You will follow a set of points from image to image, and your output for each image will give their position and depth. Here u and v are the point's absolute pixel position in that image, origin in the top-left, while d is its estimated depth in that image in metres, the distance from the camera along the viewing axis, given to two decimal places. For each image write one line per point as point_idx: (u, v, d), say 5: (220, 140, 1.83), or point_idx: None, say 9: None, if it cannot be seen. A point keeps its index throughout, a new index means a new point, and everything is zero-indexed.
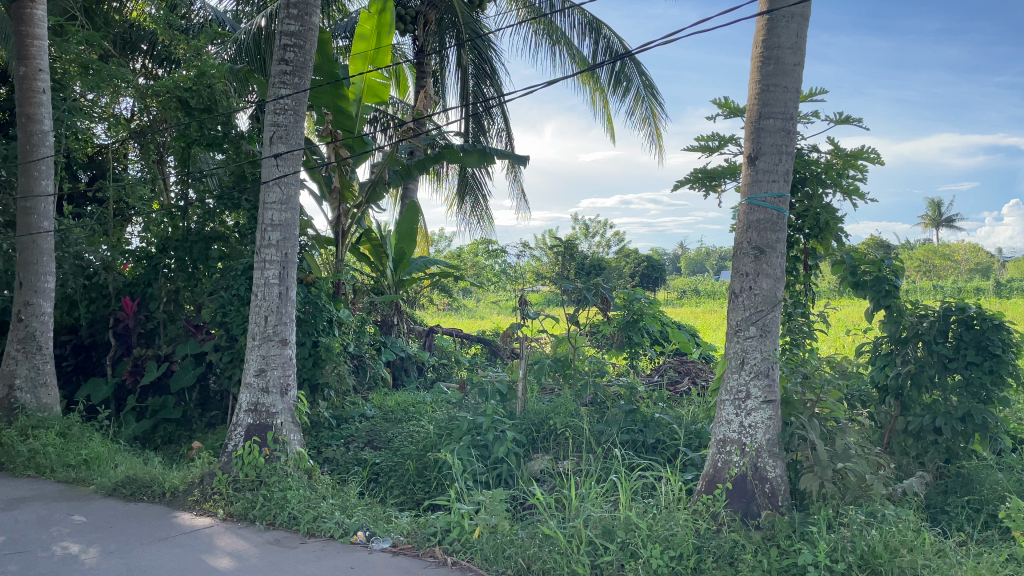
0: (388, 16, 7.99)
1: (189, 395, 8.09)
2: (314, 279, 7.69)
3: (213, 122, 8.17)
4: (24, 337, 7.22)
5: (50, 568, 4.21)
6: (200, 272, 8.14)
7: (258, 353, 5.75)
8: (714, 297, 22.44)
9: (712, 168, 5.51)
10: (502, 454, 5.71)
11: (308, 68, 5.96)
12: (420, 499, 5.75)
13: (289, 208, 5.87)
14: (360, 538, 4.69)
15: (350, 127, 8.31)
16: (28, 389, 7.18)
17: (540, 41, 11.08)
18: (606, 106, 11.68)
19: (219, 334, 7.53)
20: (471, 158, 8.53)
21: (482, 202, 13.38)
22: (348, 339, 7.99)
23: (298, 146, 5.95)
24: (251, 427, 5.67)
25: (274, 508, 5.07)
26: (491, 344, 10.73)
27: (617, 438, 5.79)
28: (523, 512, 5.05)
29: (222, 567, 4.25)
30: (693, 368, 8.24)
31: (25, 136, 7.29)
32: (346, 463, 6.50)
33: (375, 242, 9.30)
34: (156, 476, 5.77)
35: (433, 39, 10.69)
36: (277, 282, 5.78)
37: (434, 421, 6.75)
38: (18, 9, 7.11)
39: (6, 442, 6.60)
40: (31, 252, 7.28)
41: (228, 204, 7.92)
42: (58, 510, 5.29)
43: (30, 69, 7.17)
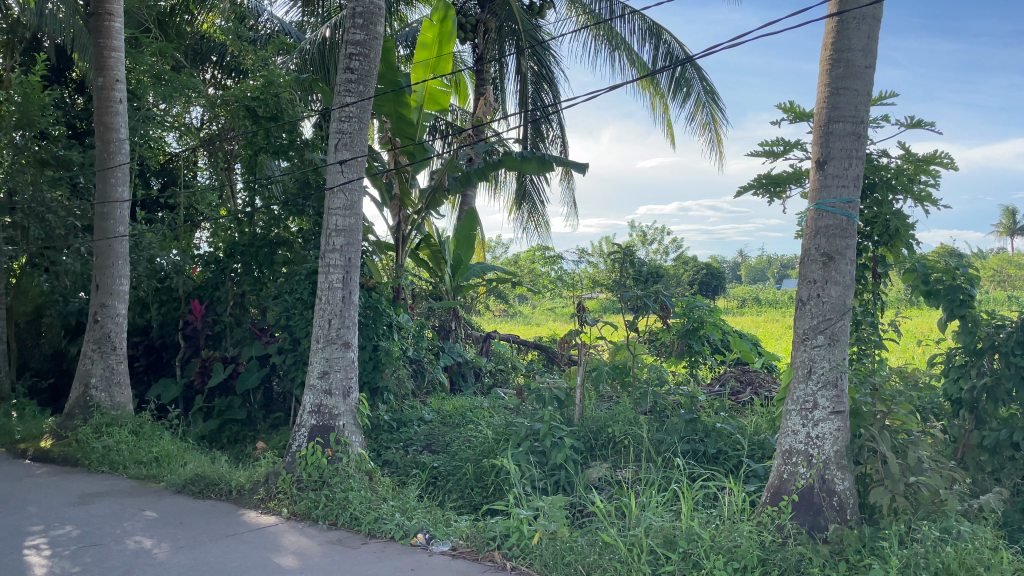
0: (450, 24, 8.09)
1: (254, 396, 8.30)
2: (375, 284, 7.82)
3: (279, 130, 8.45)
4: (100, 338, 7.48)
5: (124, 562, 4.35)
6: (266, 276, 8.37)
7: (322, 356, 5.86)
8: (777, 307, 22.00)
9: (776, 174, 5.41)
10: (560, 461, 5.69)
11: (372, 76, 6.06)
12: (479, 504, 5.78)
13: (353, 214, 5.96)
14: (420, 541, 4.73)
15: (411, 133, 8.44)
16: (102, 388, 7.43)
17: (599, 47, 11.08)
18: (666, 112, 11.58)
19: (283, 338, 7.70)
20: (530, 164, 8.54)
21: (539, 209, 13.42)
22: (407, 343, 8.07)
23: (362, 154, 6.01)
24: (314, 428, 5.78)
25: (337, 508, 5.15)
26: (548, 350, 10.72)
27: (678, 447, 5.71)
28: (581, 519, 5.02)
29: (287, 565, 4.32)
30: (756, 378, 8.09)
31: (103, 144, 7.58)
32: (405, 466, 6.57)
33: (434, 248, 9.44)
34: (223, 474, 5.93)
35: (492, 47, 10.81)
36: (340, 286, 5.89)
37: (492, 427, 6.76)
38: (98, 22, 7.41)
39: (83, 440, 6.85)
40: (107, 256, 7.56)
41: (292, 211, 8.18)
42: (130, 506, 5.47)
43: (108, 80, 7.47)
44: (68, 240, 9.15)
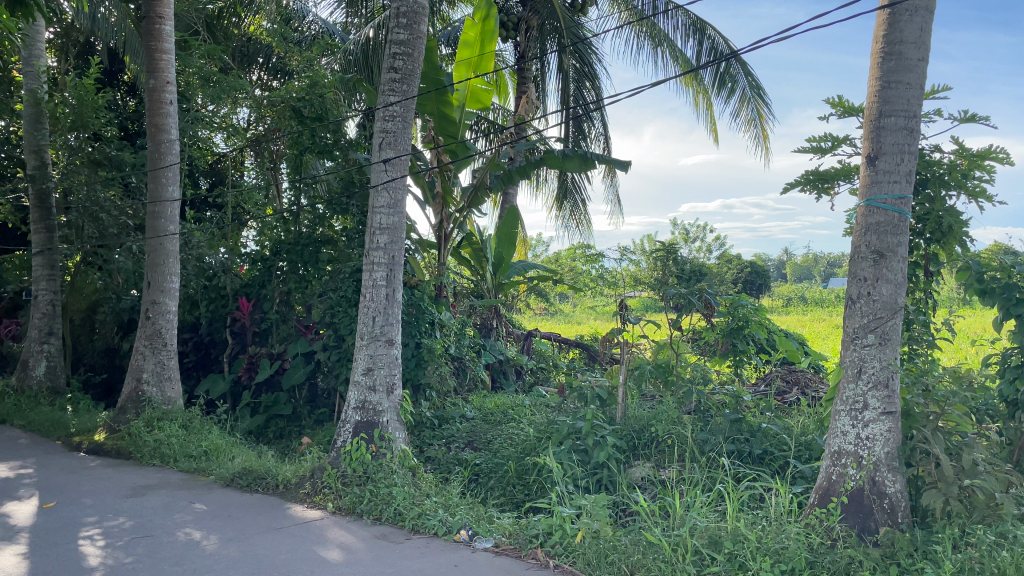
0: (492, 23, 8.09)
1: (299, 392, 8.44)
2: (418, 282, 7.88)
3: (324, 131, 8.59)
4: (151, 334, 7.66)
5: (175, 553, 4.44)
6: (311, 274, 8.49)
7: (366, 353, 5.92)
8: (824, 305, 21.61)
9: (824, 169, 5.32)
10: (603, 460, 5.66)
11: (415, 75, 6.10)
12: (521, 502, 5.79)
13: (396, 212, 6.01)
14: (463, 537, 4.75)
15: (454, 132, 8.47)
16: (154, 383, 7.62)
17: (642, 44, 11.01)
18: (710, 108, 11.45)
19: (328, 335, 7.80)
20: (572, 162, 8.52)
21: (580, 207, 13.39)
22: (448, 341, 8.12)
23: (406, 152, 6.09)
24: (359, 424, 5.85)
25: (381, 503, 5.20)
26: (589, 349, 10.68)
27: (723, 447, 5.65)
28: (624, 519, 5.00)
29: (333, 559, 4.38)
30: (802, 378, 7.96)
31: (155, 145, 7.76)
32: (448, 463, 6.61)
33: (476, 246, 9.49)
34: (270, 468, 6.03)
35: (534, 44, 10.82)
36: (384, 284, 5.94)
37: (533, 424, 6.76)
38: (149, 25, 7.57)
39: (135, 434, 7.03)
40: (158, 254, 7.73)
41: (337, 209, 8.31)
42: (181, 498, 5.60)
43: (159, 82, 7.64)
44: (121, 238, 9.42)
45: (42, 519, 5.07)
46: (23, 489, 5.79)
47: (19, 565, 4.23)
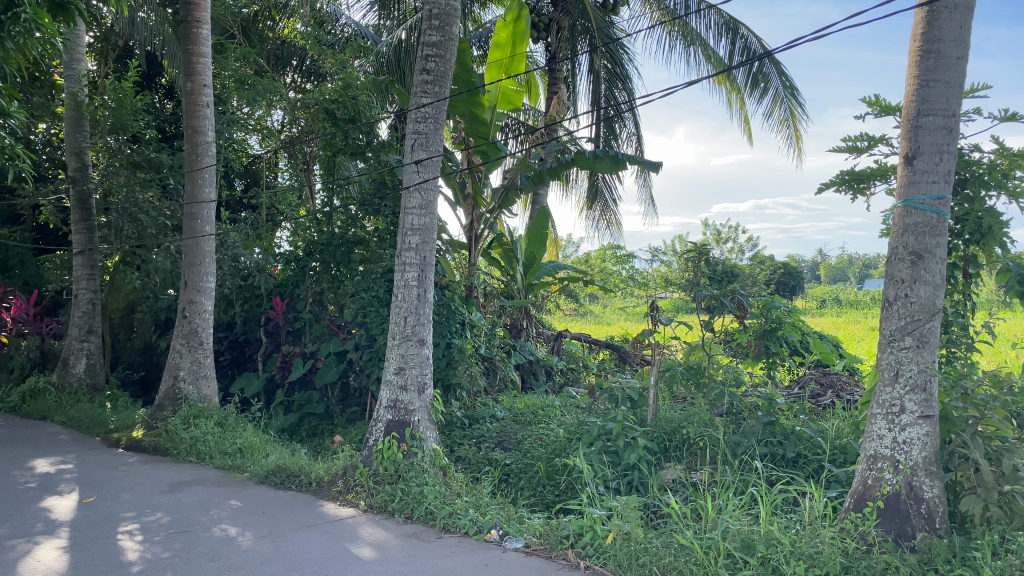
0: (523, 24, 8.07)
1: (332, 391, 8.54)
2: (448, 282, 7.92)
3: (357, 132, 8.68)
4: (188, 332, 7.79)
5: (210, 549, 4.52)
6: (343, 274, 8.59)
7: (398, 353, 5.97)
8: (860, 307, 21.29)
9: (860, 169, 5.24)
10: (634, 462, 5.64)
11: (447, 76, 6.14)
12: (551, 502, 5.80)
13: (428, 213, 6.04)
14: (494, 537, 4.77)
15: (485, 133, 8.48)
16: (190, 381, 7.75)
17: (674, 43, 10.95)
18: (743, 107, 11.35)
19: (360, 334, 7.88)
20: (603, 163, 8.49)
21: (611, 208, 13.36)
22: (479, 341, 8.14)
23: (438, 153, 6.09)
24: (390, 423, 5.89)
25: (412, 502, 5.24)
26: (620, 350, 10.66)
27: (757, 451, 5.60)
28: (656, 521, 4.98)
29: (365, 556, 4.42)
30: (837, 381, 7.87)
31: (191, 147, 7.88)
32: (479, 463, 6.64)
33: (506, 247, 9.52)
34: (303, 466, 6.10)
35: (565, 45, 10.83)
36: (416, 284, 5.98)
37: (564, 425, 6.76)
38: (186, 29, 7.70)
39: (172, 431, 7.16)
40: (195, 254, 7.86)
41: (369, 210, 8.38)
42: (216, 495, 5.69)
43: (197, 85, 7.77)
44: (158, 239, 9.55)
45: (83, 513, 5.18)
46: (64, 484, 5.93)
47: (61, 558, 4.33)
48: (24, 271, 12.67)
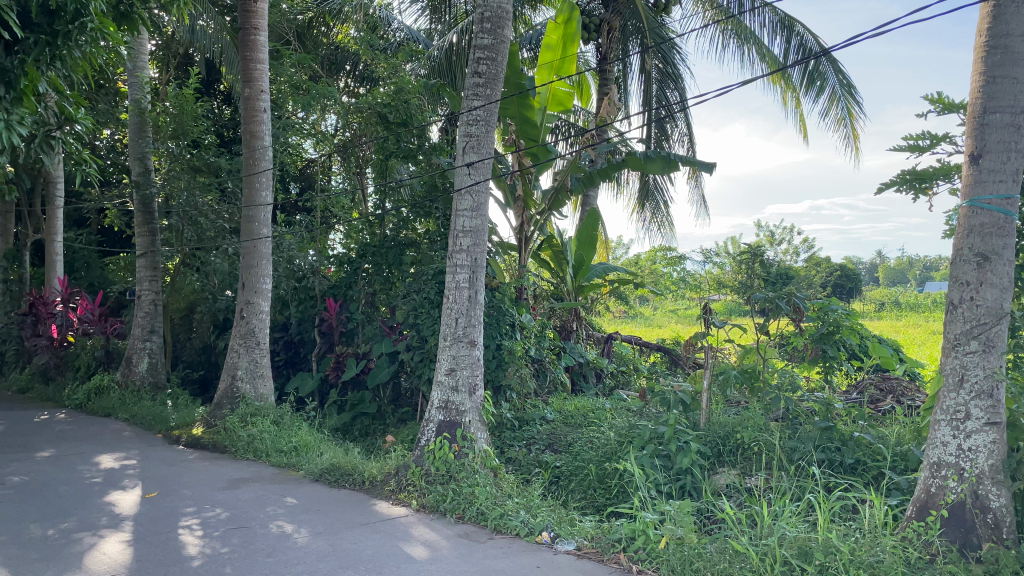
0: (574, 25, 8.10)
1: (383, 391, 8.67)
2: (498, 284, 7.94)
3: (409, 135, 8.76)
4: (245, 333, 7.97)
5: (268, 545, 4.61)
6: (395, 276, 8.72)
7: (449, 353, 6.01)
8: (921, 310, 20.67)
9: (922, 168, 5.09)
10: (686, 466, 5.56)
11: (499, 79, 6.17)
12: (602, 506, 5.77)
13: (479, 215, 6.07)
14: (545, 539, 4.76)
15: (535, 135, 8.50)
16: (247, 380, 7.92)
17: (727, 42, 10.80)
18: (798, 106, 11.13)
19: (411, 335, 7.96)
20: (655, 164, 8.42)
21: (662, 209, 13.27)
22: (529, 343, 8.14)
23: (489, 155, 6.12)
24: (441, 423, 5.93)
25: (463, 502, 5.27)
26: (671, 353, 10.58)
27: (814, 456, 5.49)
28: (709, 526, 4.92)
29: (418, 556, 4.46)
30: (898, 386, 7.66)
31: (249, 151, 8.04)
32: (529, 465, 6.65)
33: (556, 249, 9.51)
34: (357, 465, 6.20)
35: (616, 46, 10.80)
36: (467, 285, 6.01)
37: (614, 428, 6.71)
38: (245, 36, 7.88)
39: (230, 429, 7.34)
40: (253, 256, 8.04)
41: (420, 212, 8.47)
42: (273, 492, 5.81)
43: (254, 90, 7.95)
44: (217, 241, 9.99)
45: (146, 508, 5.34)
46: (128, 479, 6.12)
47: (125, 551, 4.47)
48: (89, 273, 13.43)
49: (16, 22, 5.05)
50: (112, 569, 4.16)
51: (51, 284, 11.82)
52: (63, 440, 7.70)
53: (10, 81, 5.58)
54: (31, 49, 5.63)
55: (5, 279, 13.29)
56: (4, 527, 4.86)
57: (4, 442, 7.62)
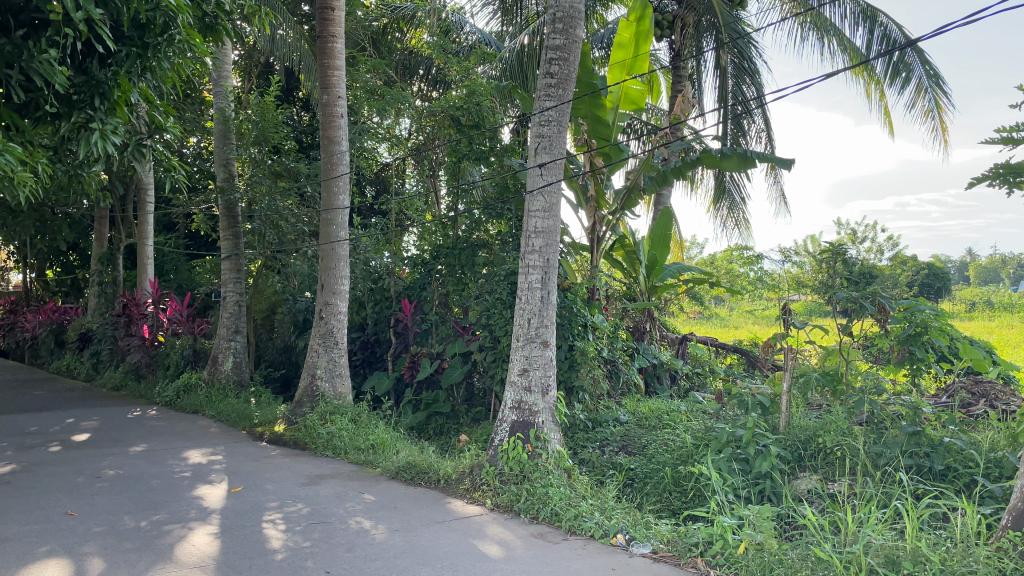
0: (647, 23, 8.03)
1: (457, 391, 8.77)
2: (570, 285, 7.92)
3: (481, 138, 8.83)
4: (324, 333, 8.18)
5: (348, 540, 4.72)
6: (468, 277, 8.78)
7: (522, 354, 6.03)
8: (1016, 310, 19.60)
9: (1016, 162, 4.82)
10: (765, 470, 5.44)
11: (571, 79, 6.15)
12: (677, 509, 5.69)
13: (552, 216, 6.07)
14: (620, 541, 4.74)
15: (607, 135, 8.47)
16: (327, 378, 8.12)
17: (806, 35, 10.52)
18: (883, 98, 10.73)
19: (484, 336, 8.06)
20: (731, 161, 8.25)
21: (738, 207, 13.02)
22: (602, 343, 8.09)
23: (561, 155, 6.12)
24: (515, 423, 5.96)
25: (538, 502, 5.28)
26: (749, 354, 10.37)
27: (901, 462, 5.28)
28: (790, 532, 4.80)
29: (493, 554, 4.49)
30: (991, 390, 7.31)
31: (327, 156, 8.26)
32: (602, 466, 6.62)
33: (629, 249, 9.44)
34: (432, 463, 6.30)
35: (690, 42, 10.67)
36: (539, 286, 6.02)
37: (690, 431, 6.61)
38: (323, 44, 8.09)
39: (310, 426, 7.56)
40: (331, 258, 8.25)
41: (492, 214, 8.49)
42: (351, 488, 5.95)
43: (332, 97, 8.16)
44: (297, 244, 10.28)
45: (231, 502, 5.55)
46: (215, 474, 6.37)
47: (213, 543, 4.64)
48: (178, 275, 14.07)
49: (110, 37, 5.27)
50: (201, 560, 4.34)
51: (143, 286, 12.42)
52: (154, 435, 8.07)
53: (104, 92, 5.81)
54: (123, 61, 5.85)
55: (101, 282, 14.03)
56: (101, 518, 5.12)
57: (101, 436, 8.04)
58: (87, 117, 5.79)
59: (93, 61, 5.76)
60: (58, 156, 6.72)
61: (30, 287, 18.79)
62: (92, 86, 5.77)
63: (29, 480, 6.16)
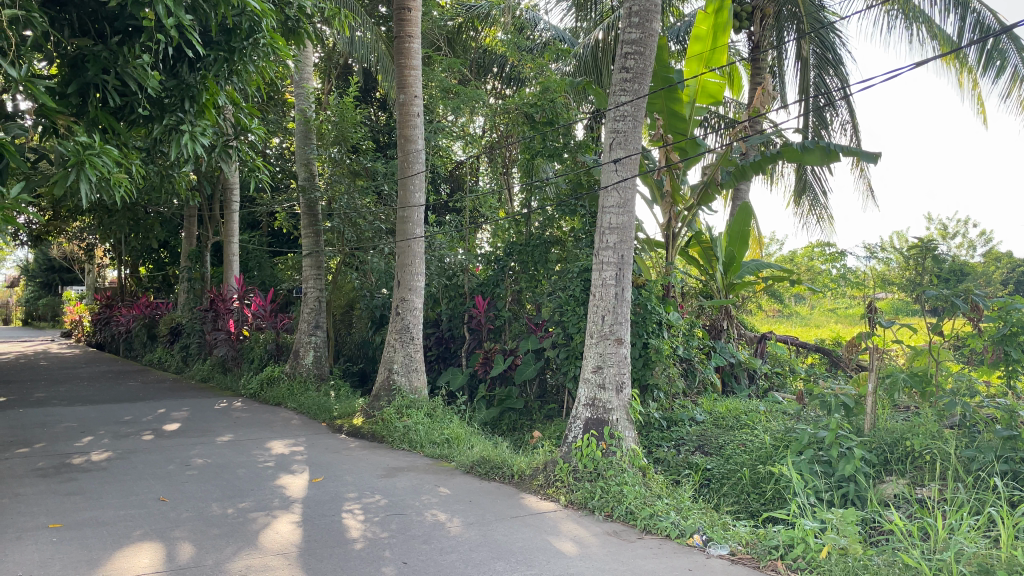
0: (725, 14, 7.88)
1: (531, 388, 8.81)
2: (645, 281, 7.81)
3: (554, 134, 8.76)
4: (401, 328, 8.31)
5: (424, 532, 4.80)
6: (541, 274, 8.79)
7: (596, 351, 6.00)
8: None
9: None
10: (849, 473, 5.27)
11: (647, 73, 6.07)
12: (756, 511, 5.58)
13: (626, 212, 6.02)
14: (697, 542, 4.66)
15: (683, 130, 8.37)
16: (403, 373, 8.26)
17: (894, 22, 10.12)
18: (976, 87, 10.23)
19: (557, 333, 8.04)
20: (813, 155, 8.03)
21: (820, 201, 12.65)
22: (677, 342, 7.96)
23: (637, 151, 6.05)
24: (589, 420, 5.94)
25: (612, 501, 5.25)
26: (831, 354, 10.08)
27: (995, 468, 5.02)
28: (874, 537, 4.64)
29: (567, 551, 4.49)
30: None
31: (404, 155, 8.39)
32: (678, 466, 6.56)
33: (705, 245, 9.26)
34: (506, 459, 6.35)
35: (770, 33, 10.42)
36: (613, 283, 5.97)
37: (769, 432, 6.45)
38: (400, 45, 8.23)
39: (387, 419, 7.72)
40: (407, 255, 8.39)
41: (565, 211, 8.38)
42: (427, 481, 6.04)
43: (409, 96, 8.30)
44: (375, 242, 10.53)
45: (312, 492, 5.71)
46: (297, 464, 6.56)
47: (295, 531, 4.79)
48: (262, 272, 14.56)
49: (199, 42, 5.45)
50: (284, 548, 4.48)
51: (229, 282, 12.86)
52: (239, 426, 8.37)
53: (194, 95, 6.05)
54: (211, 65, 6.10)
55: (190, 278, 14.65)
56: (190, 505, 5.34)
57: (190, 426, 8.39)
58: (178, 120, 6.02)
59: (184, 65, 6.02)
60: (151, 158, 7.04)
61: (125, 283, 19.81)
62: (182, 89, 6.00)
63: (125, 467, 6.48)
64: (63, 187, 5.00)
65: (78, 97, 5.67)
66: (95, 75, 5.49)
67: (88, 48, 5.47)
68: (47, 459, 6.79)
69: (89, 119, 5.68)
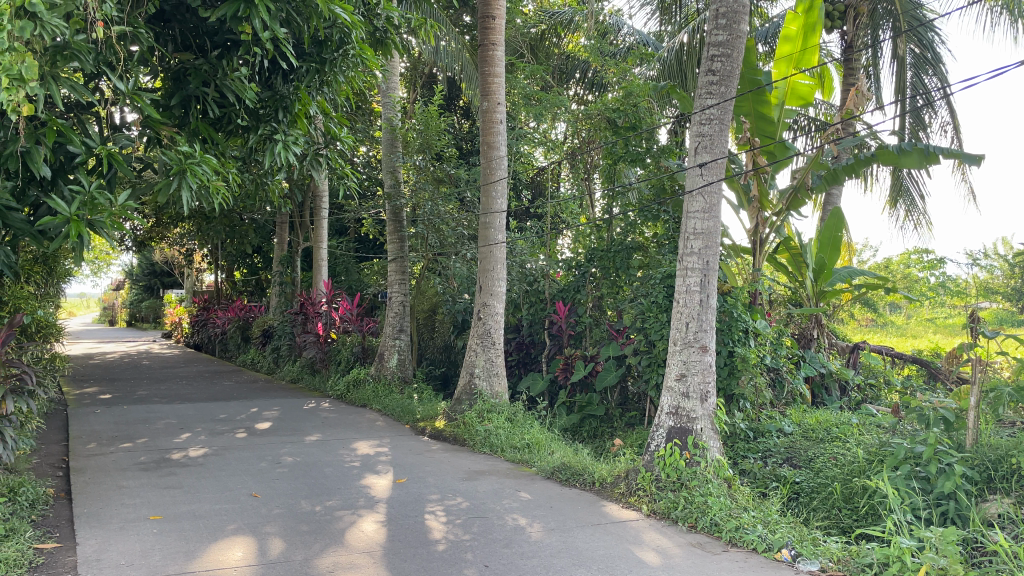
0: (816, 13, 7.64)
1: (612, 395, 8.75)
2: (730, 288, 7.65)
3: (637, 139, 8.70)
4: (482, 333, 8.39)
5: (505, 536, 4.82)
6: (622, 280, 8.73)
7: (680, 358, 5.90)
8: None
9: None
10: (949, 490, 5.02)
11: (735, 76, 5.94)
12: (849, 527, 5.38)
13: (711, 216, 5.90)
14: (785, 557, 4.53)
15: (771, 133, 8.18)
16: (484, 377, 8.33)
17: (998, 19, 9.62)
18: None
19: (639, 340, 7.88)
20: (910, 157, 7.70)
21: (917, 205, 12.13)
22: (765, 350, 7.75)
23: (723, 155, 5.94)
24: (672, 429, 5.84)
25: (696, 511, 5.16)
26: (930, 366, 9.61)
27: None
28: (977, 558, 4.41)
29: (650, 560, 4.43)
30: None
31: (486, 162, 8.49)
32: (765, 478, 6.41)
33: (794, 250, 8.99)
34: (586, 466, 6.32)
35: (864, 32, 10.09)
36: (698, 289, 5.86)
37: (862, 446, 6.19)
38: (484, 53, 8.33)
39: (469, 423, 7.81)
40: (489, 260, 8.45)
41: (647, 216, 8.32)
42: (508, 486, 6.06)
43: (492, 104, 8.40)
44: (457, 247, 10.71)
45: (396, 492, 5.82)
46: (381, 465, 6.71)
47: (380, 530, 4.89)
48: (348, 276, 14.98)
49: (292, 53, 5.62)
50: (369, 546, 4.57)
51: (318, 286, 13.26)
52: (327, 426, 8.62)
53: (287, 105, 6.23)
54: (303, 76, 6.34)
55: (281, 282, 15.20)
56: (281, 501, 5.53)
57: (281, 425, 8.69)
58: (272, 129, 6.22)
59: (279, 77, 6.29)
60: (246, 166, 7.31)
61: (222, 286, 20.75)
62: (276, 100, 6.22)
63: (220, 463, 6.77)
64: (166, 195, 5.25)
65: (180, 109, 5.96)
66: (196, 88, 5.79)
67: (192, 62, 5.80)
68: (149, 453, 7.16)
69: (191, 129, 5.96)
